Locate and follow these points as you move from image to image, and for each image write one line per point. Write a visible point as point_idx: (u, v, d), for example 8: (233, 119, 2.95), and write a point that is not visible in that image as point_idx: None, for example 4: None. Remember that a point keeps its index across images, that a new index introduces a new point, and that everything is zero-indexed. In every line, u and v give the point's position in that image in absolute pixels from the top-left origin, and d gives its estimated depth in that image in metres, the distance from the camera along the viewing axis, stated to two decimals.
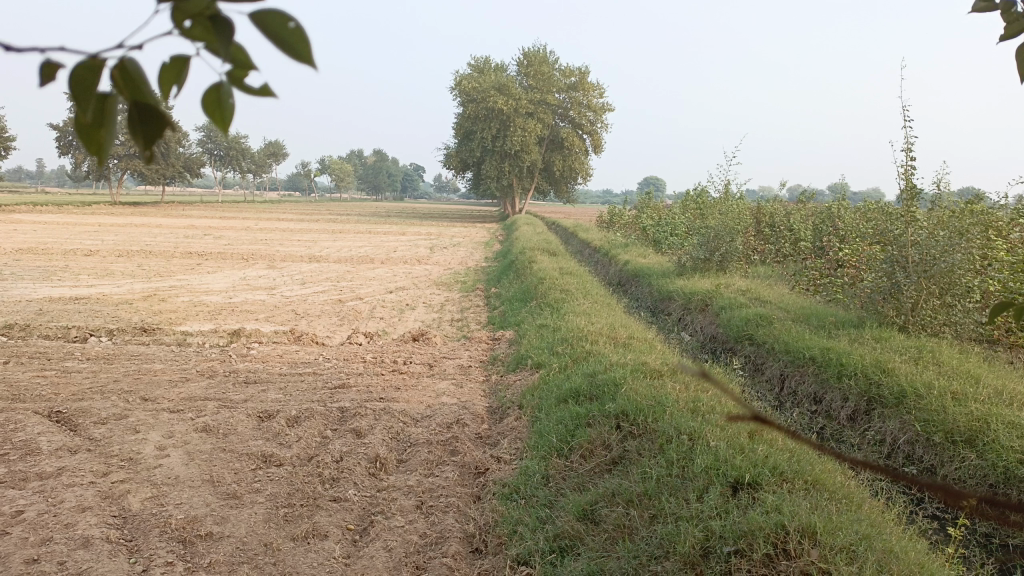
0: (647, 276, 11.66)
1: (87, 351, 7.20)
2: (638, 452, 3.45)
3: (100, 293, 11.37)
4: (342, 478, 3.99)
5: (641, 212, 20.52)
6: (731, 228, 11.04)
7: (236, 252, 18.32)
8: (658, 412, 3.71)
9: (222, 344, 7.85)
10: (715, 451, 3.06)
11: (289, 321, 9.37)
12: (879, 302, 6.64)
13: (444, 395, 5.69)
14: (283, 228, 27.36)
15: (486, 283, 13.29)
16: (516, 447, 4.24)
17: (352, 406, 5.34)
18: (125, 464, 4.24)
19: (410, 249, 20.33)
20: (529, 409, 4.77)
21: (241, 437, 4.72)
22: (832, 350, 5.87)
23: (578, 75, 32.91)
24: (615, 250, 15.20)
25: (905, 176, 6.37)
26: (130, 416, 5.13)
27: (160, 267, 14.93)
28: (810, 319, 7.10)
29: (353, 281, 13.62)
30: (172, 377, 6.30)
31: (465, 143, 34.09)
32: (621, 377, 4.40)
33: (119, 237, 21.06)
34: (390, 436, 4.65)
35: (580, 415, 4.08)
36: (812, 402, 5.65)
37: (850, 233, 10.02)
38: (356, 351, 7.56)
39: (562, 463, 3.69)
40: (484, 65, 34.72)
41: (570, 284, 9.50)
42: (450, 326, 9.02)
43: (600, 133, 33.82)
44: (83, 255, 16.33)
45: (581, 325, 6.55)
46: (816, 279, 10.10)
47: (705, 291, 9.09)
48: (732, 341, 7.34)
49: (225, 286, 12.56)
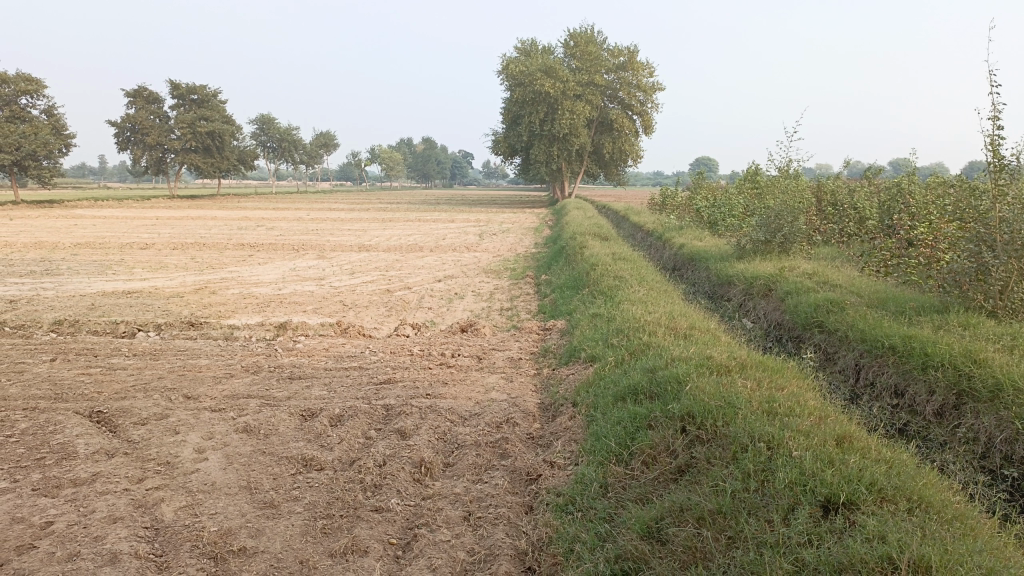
0: (704, 260, 11.17)
1: (134, 347, 7.10)
2: (708, 459, 3.09)
3: (152, 286, 11.41)
4: (385, 485, 3.73)
5: (695, 193, 19.89)
6: (793, 208, 10.50)
7: (287, 242, 18.37)
8: (730, 414, 3.34)
9: (268, 338, 7.70)
10: (800, 464, 2.69)
11: (336, 312, 9.20)
12: (964, 284, 6.08)
13: (494, 391, 5.40)
14: (334, 218, 27.44)
15: (536, 269, 12.99)
16: (571, 450, 3.91)
17: (397, 404, 5.09)
18: (161, 469, 4.06)
19: (459, 237, 20.11)
20: (584, 408, 4.44)
21: (281, 438, 4.50)
22: (914, 339, 5.39)
23: (627, 55, 32.13)
24: (669, 234, 14.70)
25: (991, 146, 5.78)
26: (170, 416, 4.96)
27: (212, 259, 14.99)
28: (886, 304, 6.58)
29: (402, 270, 13.43)
30: (216, 373, 6.14)
31: (513, 128, 33.72)
32: (685, 373, 4.02)
33: (174, 230, 21.36)
34: (436, 437, 4.37)
35: (641, 416, 3.73)
36: (894, 395, 5.19)
37: (925, 210, 9.38)
38: (403, 344, 7.31)
39: (622, 471, 3.36)
40: (530, 48, 34.23)
41: (623, 270, 9.10)
42: (499, 316, 8.73)
43: (650, 113, 33.07)
44: (138, 249, 16.52)
45: (638, 314, 6.17)
46: (886, 260, 9.51)
47: (767, 275, 8.60)
48: (800, 329, 6.88)
49: (275, 277, 12.50)
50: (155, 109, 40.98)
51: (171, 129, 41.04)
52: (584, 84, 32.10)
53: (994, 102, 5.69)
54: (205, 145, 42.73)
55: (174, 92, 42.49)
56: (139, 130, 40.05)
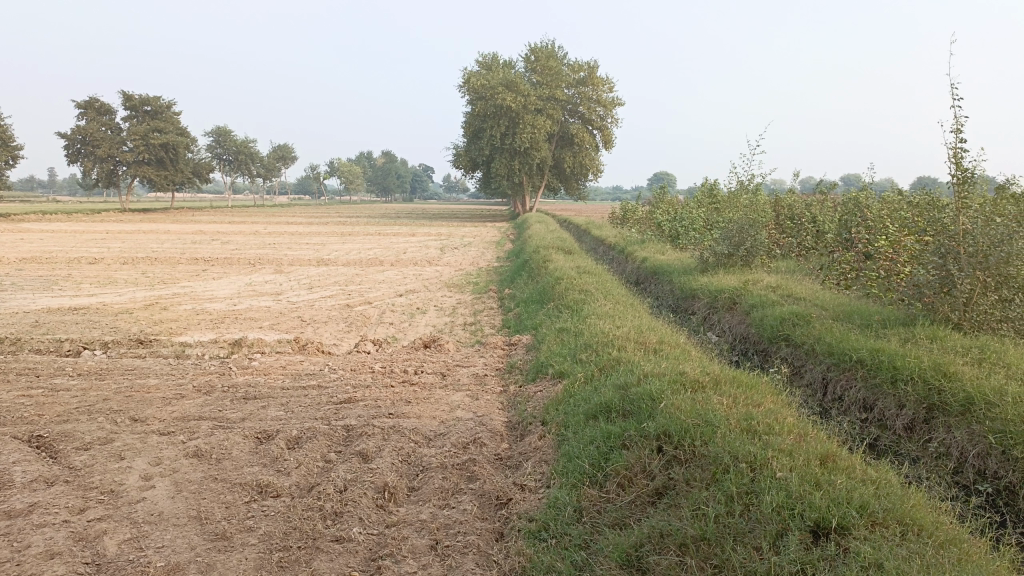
0: (667, 273, 11.14)
1: (79, 366, 6.75)
2: (688, 482, 2.96)
3: (100, 302, 10.97)
4: (345, 513, 3.52)
5: (655, 207, 19.99)
6: (755, 221, 10.53)
7: (243, 257, 17.96)
8: (708, 433, 3.21)
9: (222, 356, 7.40)
10: (786, 487, 2.57)
11: (294, 328, 8.91)
12: (929, 297, 6.08)
13: (459, 409, 5.21)
14: (292, 232, 26.94)
15: (499, 283, 12.85)
16: (542, 472, 3.74)
17: (358, 424, 4.87)
18: (105, 499, 3.79)
19: (419, 251, 19.90)
20: (554, 427, 4.29)
21: (235, 463, 4.26)
22: (883, 352, 5.35)
23: (587, 70, 32.33)
24: (631, 247, 14.69)
25: (955, 158, 5.81)
26: (116, 440, 4.67)
27: (164, 274, 14.53)
28: (851, 318, 6.57)
29: (363, 284, 13.16)
30: (166, 393, 5.84)
31: (474, 142, 33.63)
32: (659, 390, 3.89)
33: (126, 244, 20.74)
34: (400, 459, 4.17)
35: (614, 435, 3.59)
36: (863, 409, 5.14)
37: (884, 223, 9.46)
38: (364, 361, 7.08)
39: (596, 494, 3.21)
40: (491, 62, 34.28)
41: (589, 284, 9.00)
42: (463, 331, 8.55)
43: (610, 128, 33.31)
44: (87, 264, 15.97)
45: (606, 329, 6.05)
46: (846, 273, 9.58)
47: (732, 288, 8.57)
48: (766, 343, 6.82)
49: (230, 292, 12.13)
50: (107, 120, 40.00)
51: (123, 141, 40.06)
52: (545, 98, 32.18)
53: (958, 115, 5.73)
54: (159, 158, 41.80)
55: (127, 103, 41.57)
56: (90, 142, 39.01)
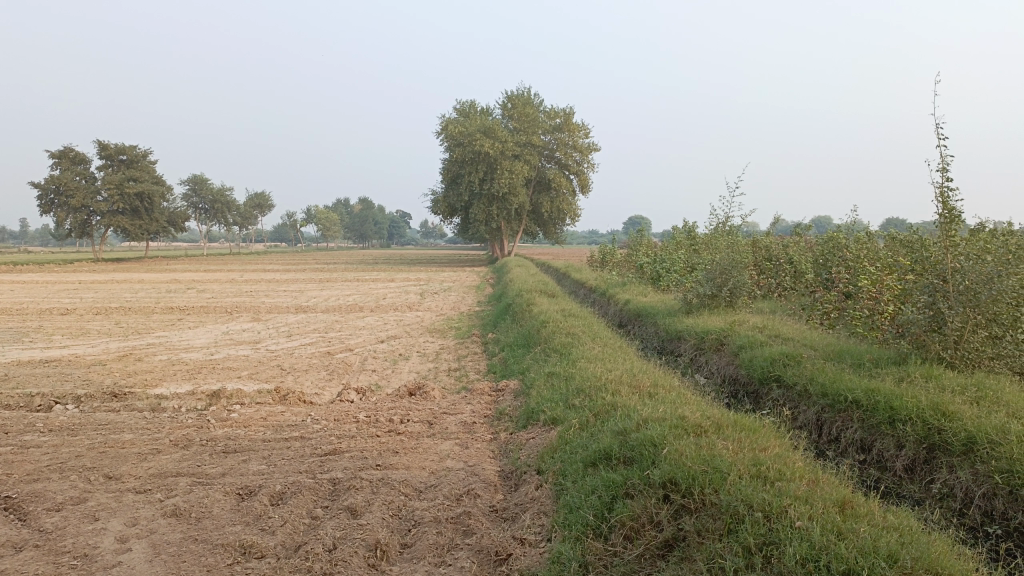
0: (652, 315, 11.08)
1: (50, 421, 6.47)
2: (700, 533, 2.82)
3: (72, 354, 10.66)
4: (336, 573, 3.33)
5: (634, 249, 20.07)
6: (738, 261, 10.53)
7: (220, 305, 17.67)
8: (717, 480, 3.09)
9: (200, 408, 7.15)
10: (808, 538, 2.46)
11: (274, 377, 8.68)
12: (920, 335, 6.05)
13: (449, 459, 5.04)
14: (268, 280, 26.65)
15: (482, 327, 12.72)
16: (541, 525, 3.58)
17: (346, 477, 4.68)
18: (78, 563, 3.56)
19: (399, 296, 19.72)
20: (551, 476, 4.13)
21: (216, 522, 4.05)
22: (878, 391, 5.27)
23: (562, 116, 32.74)
24: (612, 290, 14.65)
25: (940, 196, 5.83)
26: (89, 500, 4.43)
27: (138, 324, 14.20)
28: (842, 357, 6.50)
29: (343, 331, 12.95)
30: (142, 449, 5.59)
31: (451, 187, 33.75)
32: (660, 435, 3.76)
33: (98, 295, 20.34)
34: (390, 513, 3.99)
35: (617, 483, 3.45)
36: (860, 450, 5.05)
37: (865, 262, 9.51)
38: (348, 410, 6.88)
39: (601, 547, 3.06)
40: (468, 110, 34.62)
41: (574, 327, 8.90)
42: (448, 377, 8.38)
43: (586, 173, 33.64)
44: (59, 315, 15.60)
45: (597, 372, 5.92)
46: (829, 312, 9.58)
47: (718, 329, 8.50)
48: (757, 384, 6.74)
49: (207, 342, 11.87)
50: (81, 171, 39.68)
51: (97, 191, 39.71)
52: (522, 144, 32.49)
53: (943, 155, 5.76)
54: (133, 207, 41.44)
55: (102, 153, 41.34)
56: (63, 192, 38.62)
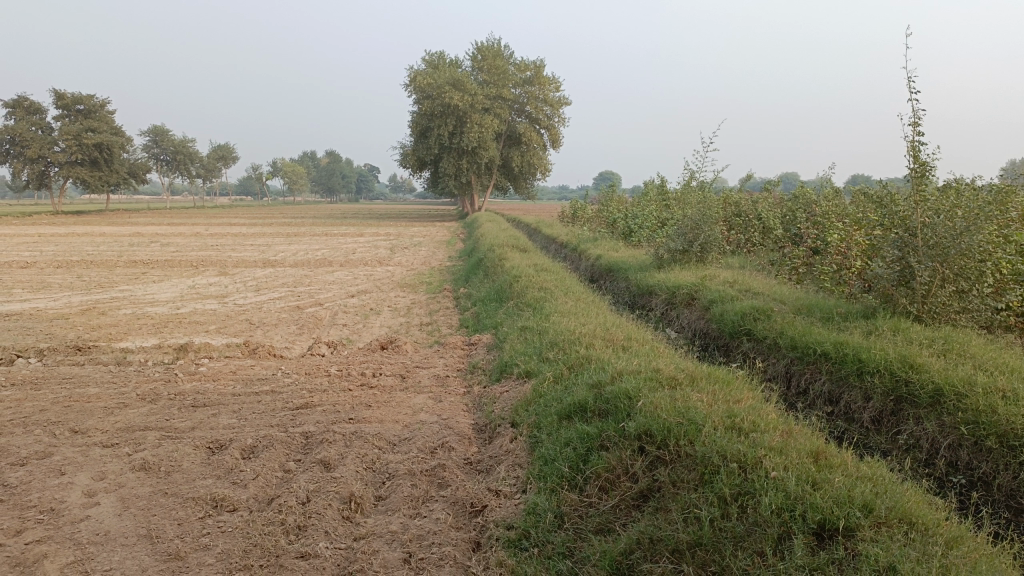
0: (623, 270, 11.10)
1: (12, 375, 6.32)
2: (675, 484, 2.84)
3: (33, 308, 10.41)
4: (310, 526, 3.31)
5: (605, 205, 20.02)
6: (709, 217, 10.55)
7: (185, 259, 17.35)
8: (693, 431, 3.09)
9: (167, 362, 7.04)
10: (784, 488, 2.49)
11: (243, 331, 8.58)
12: (889, 289, 6.11)
13: (422, 412, 5.03)
14: (234, 234, 26.19)
15: (453, 282, 12.65)
16: (516, 476, 3.58)
17: (318, 431, 4.64)
18: (44, 518, 3.49)
19: (369, 250, 19.52)
20: (525, 428, 4.13)
21: (186, 476, 3.99)
22: (846, 344, 5.33)
23: (533, 70, 32.26)
24: (584, 245, 14.63)
25: (912, 151, 5.85)
26: (55, 455, 4.34)
27: (101, 277, 13.90)
28: (811, 312, 6.55)
29: (312, 286, 12.80)
30: (108, 403, 5.49)
31: (421, 141, 33.27)
32: (635, 388, 3.76)
33: (58, 248, 19.79)
34: (364, 466, 3.97)
35: (592, 436, 3.45)
36: (828, 402, 5.12)
37: (834, 219, 9.57)
38: (319, 364, 6.82)
39: (576, 498, 3.07)
40: (438, 62, 33.95)
41: (546, 281, 8.89)
42: (419, 331, 8.34)
43: (558, 127, 33.35)
44: (17, 268, 15.18)
45: (571, 326, 5.91)
46: (798, 268, 9.67)
47: (690, 284, 8.52)
48: (728, 338, 6.79)
49: (173, 296, 11.67)
50: (37, 120, 38.38)
51: (54, 141, 38.50)
52: (492, 98, 32.05)
53: (917, 109, 5.74)
54: (93, 158, 40.28)
55: (58, 102, 39.97)
56: (19, 142, 37.40)
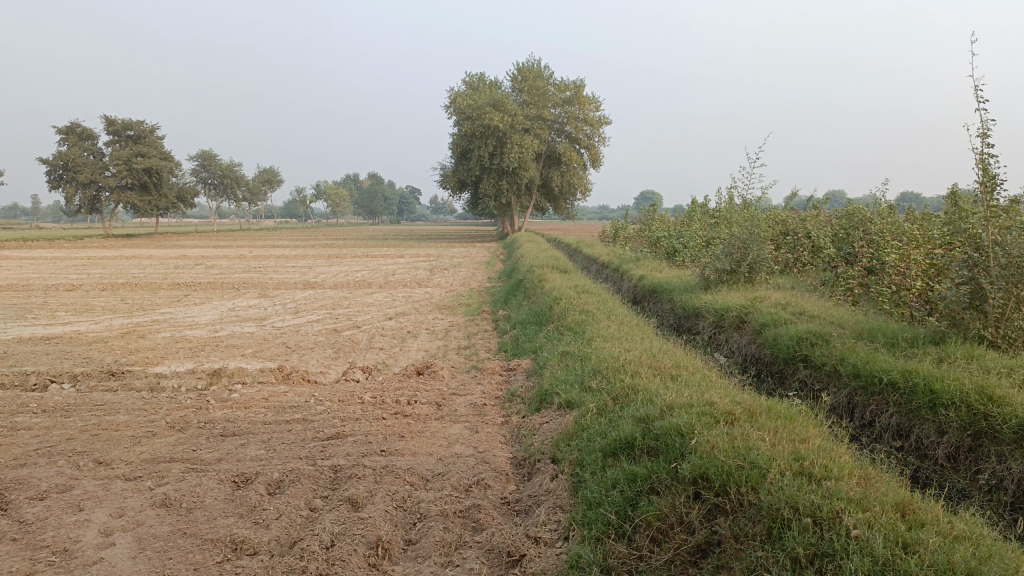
0: (667, 291, 10.74)
1: (44, 402, 6.22)
2: (738, 538, 2.51)
3: (74, 331, 10.41)
4: (333, 575, 3.04)
5: (647, 224, 19.63)
6: (758, 235, 10.14)
7: (227, 281, 17.44)
8: (756, 476, 2.75)
9: (200, 388, 6.89)
10: (870, 551, 2.16)
11: (278, 356, 8.42)
12: (958, 312, 5.67)
13: (457, 444, 4.75)
14: (276, 256, 26.37)
15: (492, 304, 12.41)
16: (557, 521, 3.27)
17: (347, 464, 4.39)
18: (56, 560, 3.28)
19: (409, 272, 19.42)
20: (567, 465, 3.82)
21: (207, 514, 3.77)
22: (914, 372, 4.93)
23: (573, 90, 32.09)
24: (626, 266, 14.27)
25: (980, 164, 5.44)
26: (75, 488, 4.16)
27: (144, 300, 13.96)
28: (873, 337, 6.12)
29: (350, 308, 12.69)
30: (136, 432, 5.32)
31: (461, 162, 33.29)
32: (687, 424, 3.42)
33: (105, 271, 20.07)
34: (394, 506, 3.70)
35: (642, 477, 3.14)
36: (896, 437, 4.73)
37: (891, 237, 9.11)
38: (353, 390, 6.60)
39: (624, 549, 2.75)
40: (477, 83, 34.01)
41: (588, 303, 8.59)
42: (457, 356, 8.08)
43: (598, 147, 33.09)
44: (63, 291, 15.35)
45: (615, 352, 5.59)
46: (853, 288, 9.21)
47: (739, 306, 8.14)
48: (782, 364, 6.40)
49: (212, 319, 11.62)
50: (90, 146, 39.52)
51: (105, 166, 39.49)
52: (532, 118, 31.96)
53: (985, 119, 5.34)
54: (142, 182, 41.19)
55: (110, 128, 41.08)
56: (72, 168, 38.46)
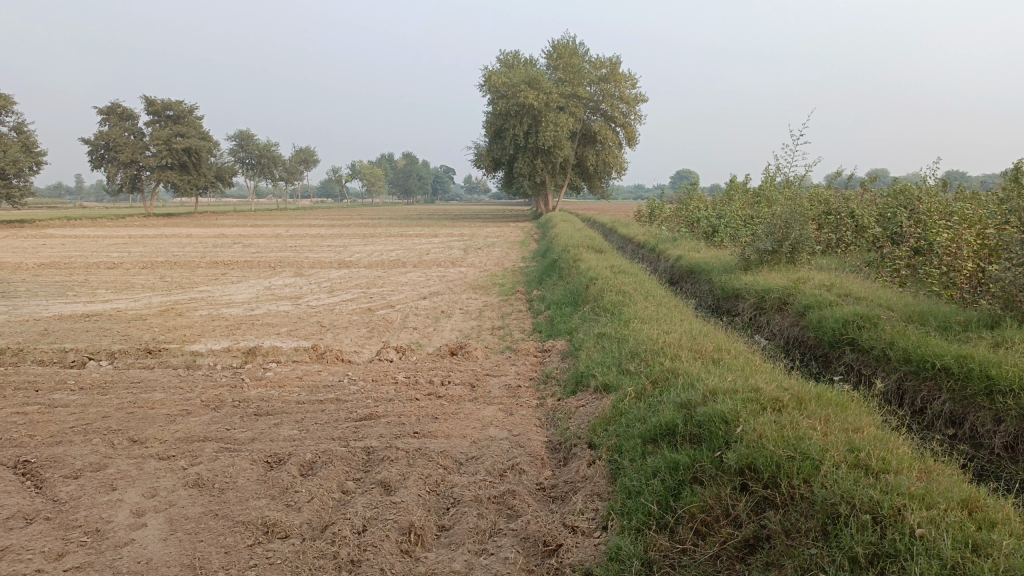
0: (706, 272, 10.52)
1: (81, 379, 6.25)
2: (789, 535, 2.38)
3: (114, 308, 10.53)
4: (365, 560, 2.96)
5: (684, 204, 19.29)
6: (802, 214, 9.84)
7: (263, 259, 17.56)
8: (809, 468, 2.59)
9: (235, 366, 6.89)
10: (937, 552, 2.02)
11: (312, 335, 8.40)
12: (1016, 295, 5.39)
13: (492, 427, 4.65)
14: (312, 235, 26.48)
15: (527, 284, 12.29)
16: (595, 510, 3.16)
17: (380, 446, 4.31)
18: (88, 541, 3.26)
19: (443, 252, 19.34)
20: (604, 451, 3.70)
21: (239, 495, 3.72)
22: (969, 357, 4.70)
23: (610, 67, 31.57)
24: (662, 245, 14.03)
25: None
26: (109, 467, 4.15)
27: (182, 278, 14.09)
28: (925, 320, 5.86)
29: (384, 287, 12.65)
30: (170, 410, 5.31)
31: (496, 141, 33.08)
32: (732, 411, 3.27)
33: (145, 249, 20.33)
34: (427, 490, 3.62)
35: (684, 465, 3.00)
36: (949, 424, 4.53)
37: (941, 216, 8.76)
38: (387, 370, 6.53)
39: (666, 542, 2.63)
40: (512, 62, 33.65)
41: (625, 284, 8.43)
42: (491, 336, 7.98)
43: (634, 125, 32.58)
44: (104, 269, 15.58)
45: (653, 335, 5.43)
46: (900, 269, 8.90)
47: (781, 287, 7.90)
48: (827, 348, 6.19)
49: (248, 297, 11.68)
50: (130, 126, 40.07)
51: (146, 146, 39.99)
52: (567, 96, 31.56)
53: None
54: (181, 162, 41.67)
55: (149, 108, 41.56)
56: (113, 147, 39.01)
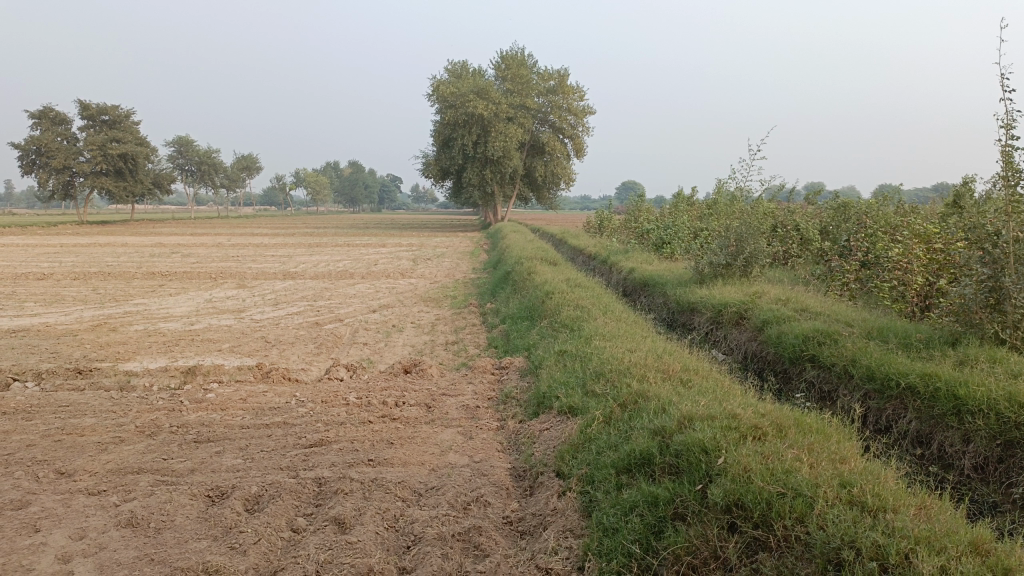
0: (660, 285, 10.46)
1: (3, 403, 5.77)
2: None
3: (42, 323, 9.91)
4: None
5: (633, 216, 19.33)
6: (755, 227, 9.84)
7: (204, 270, 16.94)
8: (803, 507, 2.45)
9: (174, 387, 6.48)
10: None
11: (257, 351, 8.01)
12: (973, 312, 5.37)
13: (451, 453, 4.41)
14: (255, 244, 25.79)
15: (479, 297, 12.09)
16: (568, 549, 2.95)
17: (333, 476, 4.03)
18: None
19: (392, 262, 18.95)
20: (575, 482, 3.50)
21: (177, 536, 3.40)
22: (934, 375, 4.64)
23: (558, 78, 31.63)
24: (614, 257, 13.98)
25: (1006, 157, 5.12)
26: (32, 505, 3.77)
27: (117, 290, 13.43)
28: (884, 336, 5.84)
29: (332, 300, 12.28)
30: (102, 438, 4.91)
31: (444, 151, 32.83)
32: (712, 440, 3.11)
33: (77, 259, 19.40)
34: (384, 527, 3.36)
35: (665, 500, 2.82)
36: (915, 444, 4.46)
37: (889, 231, 8.85)
38: (337, 390, 6.22)
39: None
40: (461, 71, 33.51)
41: (581, 298, 8.28)
42: (445, 352, 7.73)
43: (581, 137, 32.72)
44: (33, 281, 14.77)
45: (617, 354, 5.26)
46: (851, 283, 8.96)
47: (738, 301, 7.86)
48: (787, 363, 6.12)
49: (187, 310, 11.16)
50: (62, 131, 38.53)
51: (79, 151, 38.52)
52: (515, 107, 31.52)
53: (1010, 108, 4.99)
54: (117, 169, 40.23)
55: (84, 112, 40.06)
56: (44, 152, 37.45)
